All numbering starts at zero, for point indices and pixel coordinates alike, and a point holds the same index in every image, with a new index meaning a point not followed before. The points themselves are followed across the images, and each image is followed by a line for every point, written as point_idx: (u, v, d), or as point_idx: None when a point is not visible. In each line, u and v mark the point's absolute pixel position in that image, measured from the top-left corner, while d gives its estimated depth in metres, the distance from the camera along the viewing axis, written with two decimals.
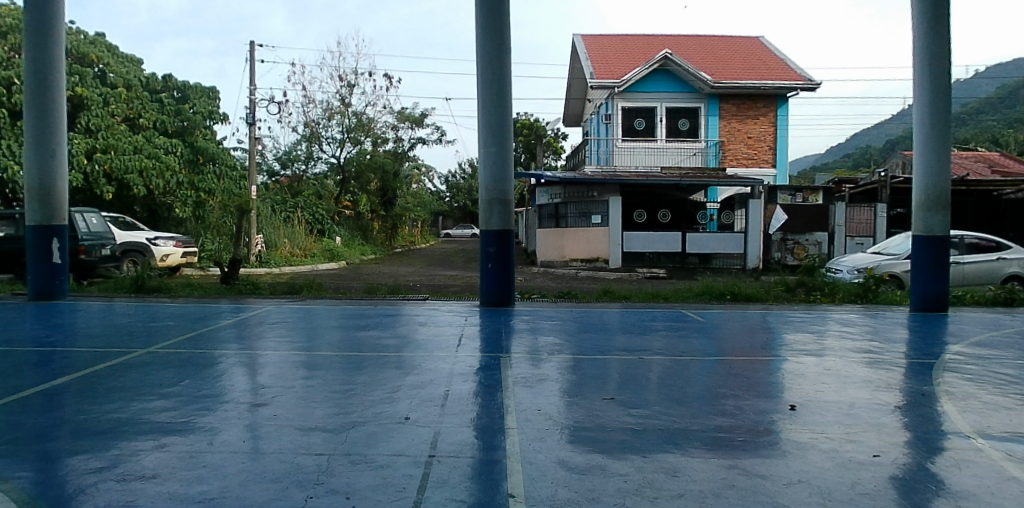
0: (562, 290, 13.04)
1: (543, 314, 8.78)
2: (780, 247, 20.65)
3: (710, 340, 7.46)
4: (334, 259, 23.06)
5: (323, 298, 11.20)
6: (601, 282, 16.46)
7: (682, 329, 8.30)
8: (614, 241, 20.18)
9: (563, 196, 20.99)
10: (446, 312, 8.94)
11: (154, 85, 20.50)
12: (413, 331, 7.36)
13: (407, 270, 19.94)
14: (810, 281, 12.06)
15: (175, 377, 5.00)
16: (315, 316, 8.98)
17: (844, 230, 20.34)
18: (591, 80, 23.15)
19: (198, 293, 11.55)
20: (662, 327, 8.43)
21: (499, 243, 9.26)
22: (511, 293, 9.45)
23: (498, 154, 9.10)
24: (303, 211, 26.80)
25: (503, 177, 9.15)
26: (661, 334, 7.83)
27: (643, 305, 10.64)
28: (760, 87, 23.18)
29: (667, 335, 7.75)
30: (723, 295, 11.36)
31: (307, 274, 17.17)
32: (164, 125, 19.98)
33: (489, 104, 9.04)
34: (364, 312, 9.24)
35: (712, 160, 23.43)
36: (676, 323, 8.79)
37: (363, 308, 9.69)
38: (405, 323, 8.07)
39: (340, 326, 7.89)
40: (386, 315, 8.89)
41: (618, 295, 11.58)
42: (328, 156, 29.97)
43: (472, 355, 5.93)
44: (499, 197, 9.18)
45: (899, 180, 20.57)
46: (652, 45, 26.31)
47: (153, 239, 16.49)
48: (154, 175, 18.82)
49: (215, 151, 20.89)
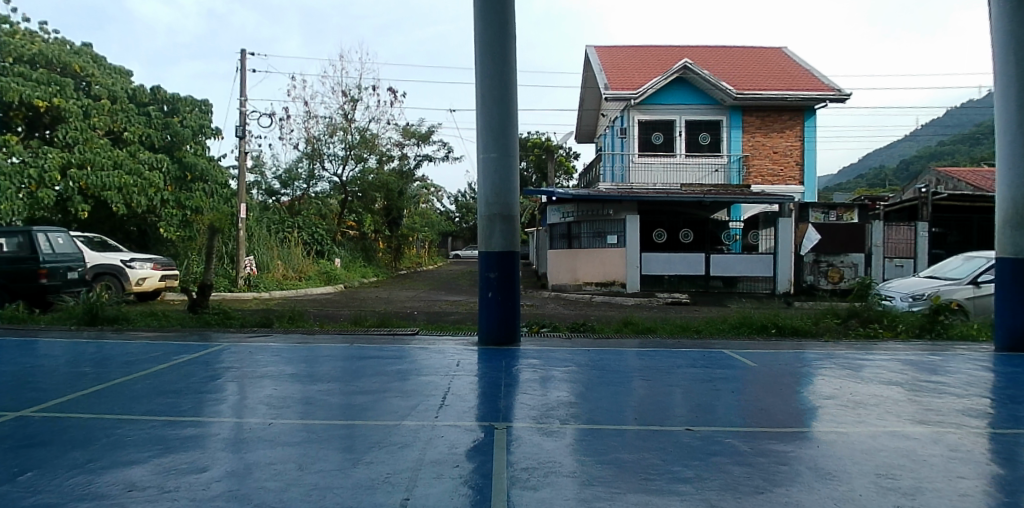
0: (576, 321, 11.39)
1: (554, 356, 7.16)
2: (813, 270, 18.64)
3: (770, 390, 5.79)
4: (331, 283, 21.57)
5: (299, 331, 9.55)
6: (621, 310, 14.80)
7: (727, 375, 6.64)
8: (630, 263, 18.50)
9: (576, 214, 19.50)
10: (436, 353, 7.32)
11: (141, 97, 19.39)
12: (387, 381, 5.75)
13: (406, 295, 18.41)
14: (865, 310, 10.24)
15: (21, 464, 3.46)
16: (278, 355, 7.39)
17: (882, 251, 18.55)
18: (605, 91, 21.76)
19: (159, 325, 10.08)
20: (703, 372, 6.77)
21: (502, 269, 7.66)
22: (517, 328, 7.83)
23: (500, 162, 7.60)
24: (302, 232, 25.46)
25: (507, 189, 7.63)
26: (705, 384, 6.16)
27: (671, 341, 8.96)
28: (787, 98, 21.66)
29: (712, 385, 6.08)
30: (766, 327, 9.68)
31: (295, 301, 15.73)
32: (150, 139, 18.90)
33: (488, 103, 7.59)
34: (335, 352, 7.61)
35: (735, 177, 21.93)
36: (718, 366, 7.12)
37: (340, 346, 8.10)
38: (382, 367, 6.46)
39: (301, 372, 6.30)
40: (361, 356, 7.26)
41: (641, 328, 9.88)
42: (330, 175, 28.71)
43: (459, 422, 4.35)
44: (503, 213, 7.63)
45: (942, 197, 18.86)
46: (670, 56, 24.93)
47: (129, 261, 15.24)
48: (135, 192, 17.64)
49: (204, 168, 19.68)
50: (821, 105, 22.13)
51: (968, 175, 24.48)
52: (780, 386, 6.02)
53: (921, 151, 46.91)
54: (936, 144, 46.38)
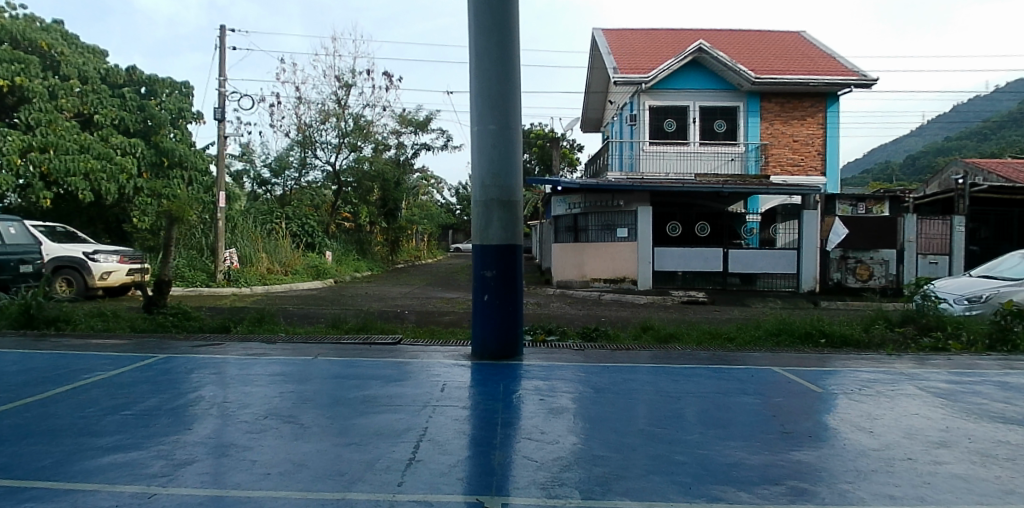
0: (586, 325, 9.91)
1: (565, 371, 5.73)
2: (839, 267, 17.18)
3: (858, 423, 4.31)
4: (319, 277, 20.15)
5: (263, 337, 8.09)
6: (632, 311, 13.38)
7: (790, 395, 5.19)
8: (641, 258, 17.11)
9: (583, 205, 18.10)
10: (415, 368, 5.82)
11: (114, 77, 18.02)
12: (342, 413, 4.26)
13: (399, 291, 17.03)
14: (924, 315, 8.66)
15: None
16: (222, 366, 5.93)
17: (915, 247, 17.01)
18: (614, 75, 20.27)
19: (106, 328, 8.70)
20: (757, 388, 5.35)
21: (500, 267, 6.18)
22: (518, 340, 6.34)
23: (500, 134, 6.15)
24: (291, 223, 24.09)
25: (507, 169, 6.18)
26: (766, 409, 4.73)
27: (702, 349, 7.53)
28: (809, 83, 20.14)
29: (774, 409, 4.66)
30: (811, 335, 8.11)
31: (274, 299, 14.34)
32: (124, 122, 17.60)
33: (483, 62, 6.15)
34: (292, 363, 6.11)
35: (753, 167, 20.50)
36: (773, 380, 5.68)
37: (302, 354, 6.63)
38: (343, 389, 4.97)
39: (238, 394, 4.83)
40: (323, 370, 5.78)
41: (663, 335, 8.37)
42: (324, 164, 27.31)
43: (428, 492, 2.93)
44: (503, 197, 6.17)
45: (980, 188, 17.26)
46: (683, 38, 23.41)
47: (92, 253, 13.87)
48: (103, 178, 16.45)
49: (183, 154, 18.37)
50: (845, 91, 20.59)
51: (999, 167, 22.84)
52: (867, 414, 4.52)
53: (935, 144, 45.31)
54: (950, 137, 44.75)
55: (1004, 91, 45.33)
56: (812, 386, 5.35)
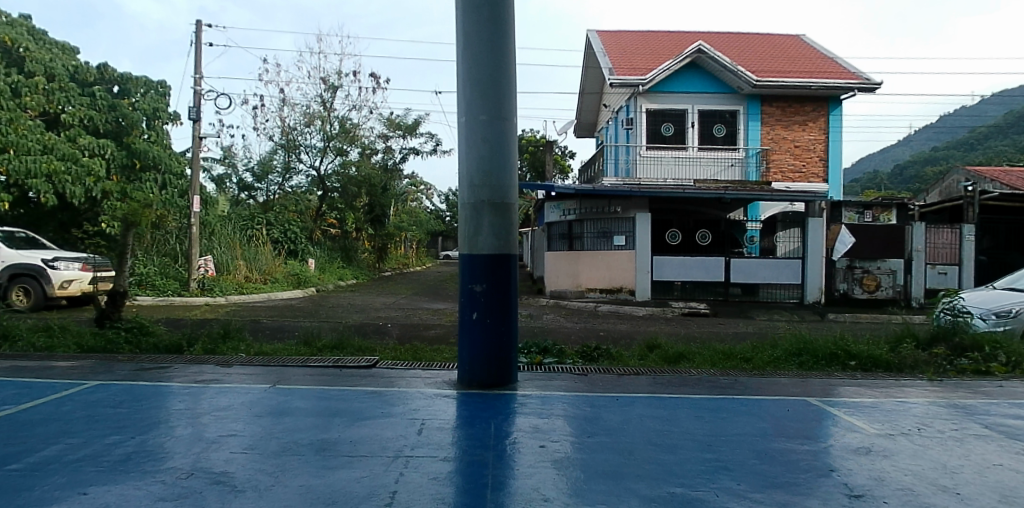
0: (585, 341, 9.05)
1: (568, 403, 4.83)
2: (845, 277, 16.47)
3: (937, 478, 3.44)
4: (300, 286, 19.18)
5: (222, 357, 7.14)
6: (631, 324, 12.54)
7: (839, 432, 4.31)
8: (639, 267, 16.31)
9: (578, 211, 17.30)
10: (389, 398, 4.89)
11: (85, 75, 17.03)
12: (289, 468, 3.33)
13: (384, 301, 16.09)
14: (956, 333, 7.85)
15: None
16: (158, 394, 4.97)
17: (924, 256, 16.31)
18: (610, 76, 19.53)
19: (47, 346, 7.71)
20: (800, 424, 4.45)
21: (490, 280, 5.25)
22: (513, 364, 5.39)
23: (492, 125, 5.28)
24: (272, 228, 23.15)
25: (501, 167, 5.30)
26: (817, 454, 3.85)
27: (719, 371, 6.67)
28: (811, 87, 19.51)
29: (826, 454, 3.78)
30: (837, 356, 7.28)
31: (248, 310, 13.39)
32: (93, 122, 16.62)
33: (472, 43, 5.28)
34: (242, 390, 5.16)
35: (753, 173, 19.81)
36: (813, 412, 4.81)
37: (258, 378, 5.68)
38: (296, 429, 4.03)
39: (164, 436, 3.88)
40: (278, 400, 4.83)
41: (671, 354, 7.52)
42: (309, 168, 26.36)
43: None
44: (495, 199, 5.28)
45: (990, 196, 16.61)
46: (681, 40, 22.73)
47: (51, 260, 12.85)
48: (67, 181, 15.49)
49: (156, 156, 17.38)
50: (847, 95, 19.97)
51: (1002, 175, 22.29)
52: (945, 466, 3.65)
53: (925, 152, 45.09)
54: (940, 146, 44.53)
55: (994, 101, 45.26)
56: (863, 425, 4.47)
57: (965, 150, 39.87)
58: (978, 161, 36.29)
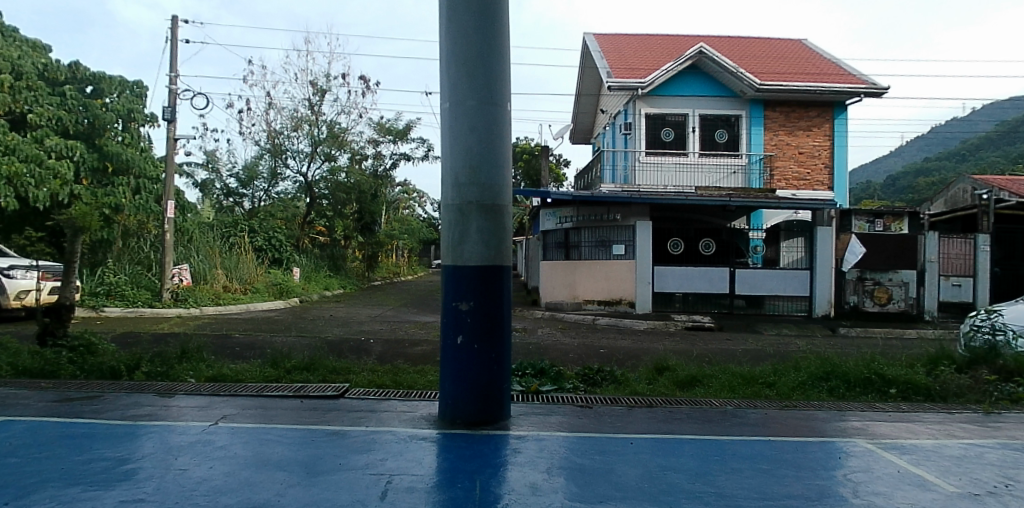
0: (585, 361, 8.18)
1: (572, 447, 3.91)
2: (855, 289, 15.74)
3: None
4: (282, 296, 18.22)
5: (170, 382, 6.19)
6: (633, 339, 11.66)
7: (916, 485, 3.41)
8: (639, 278, 15.48)
9: (575, 218, 16.50)
10: (354, 439, 3.97)
11: (55, 74, 16.10)
12: None
13: (370, 313, 15.15)
14: (1000, 355, 7.01)
15: None
16: (66, 433, 4.00)
17: (937, 267, 15.55)
18: (608, 79, 18.77)
19: None
20: (864, 475, 3.55)
21: (478, 297, 4.37)
22: (504, 398, 4.49)
23: (481, 111, 4.42)
24: (255, 236, 22.20)
25: (491, 161, 4.44)
26: None
27: (744, 400, 5.81)
28: (816, 91, 18.83)
29: None
30: (873, 382, 6.44)
31: (221, 323, 12.45)
32: (63, 123, 15.68)
33: (457, 14, 4.42)
34: (173, 425, 4.20)
35: (757, 180, 19.07)
36: (874, 458, 3.90)
37: (198, 408, 4.73)
38: (223, 489, 3.10)
39: (47, 498, 2.94)
40: (212, 441, 3.88)
41: (684, 378, 6.67)
42: (295, 174, 25.43)
43: None
44: (484, 201, 4.43)
45: (1005, 204, 15.88)
46: (680, 43, 22.04)
47: (6, 269, 11.91)
48: (31, 184, 14.52)
49: (130, 159, 16.42)
50: (853, 100, 19.30)
51: (1010, 184, 21.61)
52: None
53: (918, 162, 44.68)
54: (933, 157, 44.19)
55: (986, 112, 45.01)
56: (941, 477, 3.57)
57: (959, 159, 39.46)
58: (975, 170, 35.75)
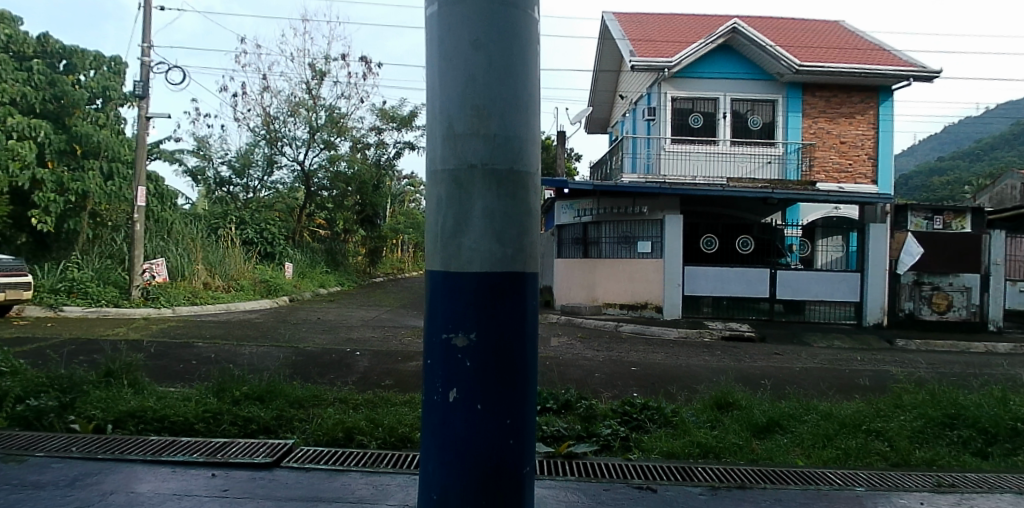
0: (620, 387, 6.50)
1: None
2: (912, 294, 13.93)
3: None
4: (270, 295, 16.65)
5: (49, 433, 4.44)
6: (665, 352, 9.93)
7: None
8: (667, 280, 13.78)
9: (595, 211, 14.76)
10: None
11: (21, 46, 14.39)
12: None
13: (364, 316, 13.49)
14: None
15: None
16: None
17: (1004, 271, 13.62)
18: (631, 57, 16.93)
19: None
20: None
21: (483, 326, 2.64)
22: (523, 492, 2.76)
23: (492, 15, 2.70)
24: (245, 227, 20.67)
25: (509, 101, 2.72)
26: None
27: (860, 469, 4.07)
28: (862, 74, 16.91)
29: None
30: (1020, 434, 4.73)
31: (188, 327, 10.81)
32: (27, 100, 13.99)
33: None
34: None
35: (794, 171, 17.23)
36: None
37: (46, 489, 3.04)
38: None
39: None
40: None
41: (761, 422, 4.94)
42: (292, 162, 23.76)
43: None
44: (497, 164, 2.70)
45: None
46: (710, 20, 20.09)
47: None
48: None
49: (104, 141, 14.74)
50: (902, 84, 17.35)
51: None
52: None
53: (932, 161, 42.64)
54: (948, 155, 42.25)
55: (1011, 108, 42.93)
56: None
57: (974, 158, 37.47)
58: (995, 167, 33.80)
